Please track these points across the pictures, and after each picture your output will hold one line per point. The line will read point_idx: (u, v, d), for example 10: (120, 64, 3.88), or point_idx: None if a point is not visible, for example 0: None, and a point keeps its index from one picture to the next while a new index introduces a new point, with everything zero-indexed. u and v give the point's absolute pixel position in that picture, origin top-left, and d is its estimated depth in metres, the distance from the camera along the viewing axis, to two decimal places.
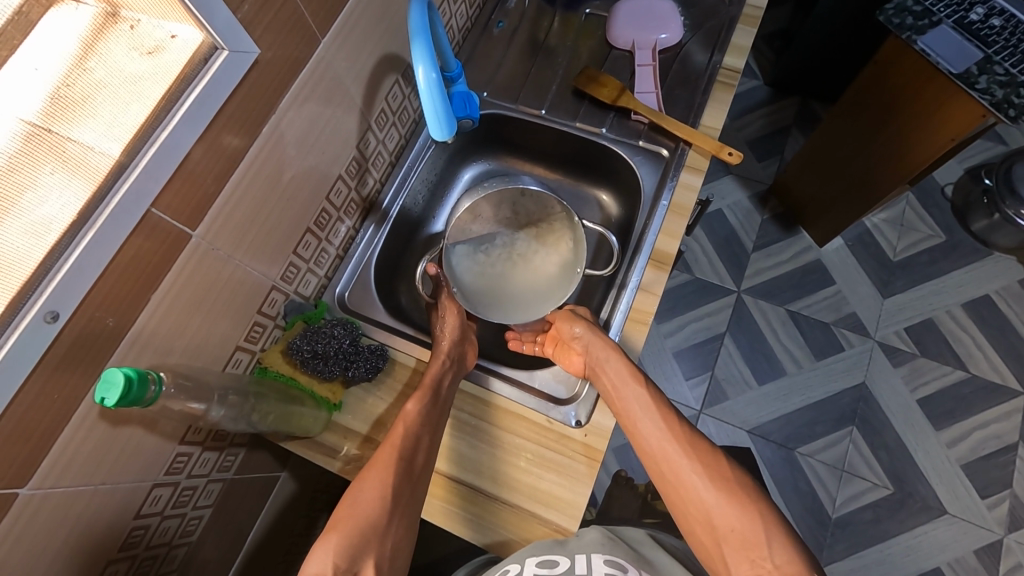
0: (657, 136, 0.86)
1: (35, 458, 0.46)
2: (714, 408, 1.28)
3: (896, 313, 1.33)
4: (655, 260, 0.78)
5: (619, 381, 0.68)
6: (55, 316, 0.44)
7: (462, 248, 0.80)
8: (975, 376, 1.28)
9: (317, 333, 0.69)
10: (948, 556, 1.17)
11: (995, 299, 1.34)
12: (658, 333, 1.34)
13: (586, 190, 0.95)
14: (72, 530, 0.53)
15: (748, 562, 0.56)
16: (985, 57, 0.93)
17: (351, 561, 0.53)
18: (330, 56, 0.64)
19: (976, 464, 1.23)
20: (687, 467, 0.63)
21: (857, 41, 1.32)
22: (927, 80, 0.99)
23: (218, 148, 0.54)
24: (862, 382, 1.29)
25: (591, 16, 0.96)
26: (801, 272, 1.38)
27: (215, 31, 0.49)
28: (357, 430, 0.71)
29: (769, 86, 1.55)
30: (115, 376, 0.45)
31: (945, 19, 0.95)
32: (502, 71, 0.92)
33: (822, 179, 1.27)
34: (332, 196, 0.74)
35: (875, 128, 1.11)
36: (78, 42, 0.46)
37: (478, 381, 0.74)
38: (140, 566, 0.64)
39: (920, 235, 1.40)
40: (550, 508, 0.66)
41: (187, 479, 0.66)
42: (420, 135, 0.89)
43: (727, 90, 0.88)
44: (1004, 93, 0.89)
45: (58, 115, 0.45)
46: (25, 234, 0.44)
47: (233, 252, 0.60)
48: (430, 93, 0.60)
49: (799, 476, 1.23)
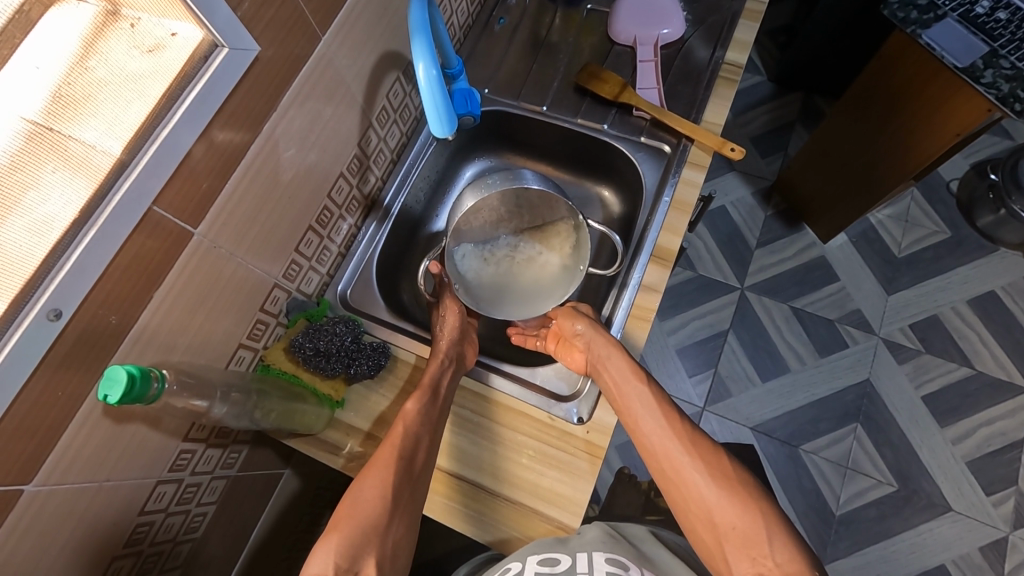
0: (659, 132, 0.86)
1: (38, 457, 0.46)
2: (717, 405, 1.27)
3: (901, 309, 1.33)
4: (657, 257, 0.78)
5: (620, 377, 0.68)
6: (57, 315, 0.44)
7: (465, 248, 0.80)
8: (981, 372, 1.28)
9: (319, 331, 0.69)
10: (953, 554, 1.16)
11: (1001, 295, 1.33)
12: (661, 330, 1.34)
13: (588, 187, 0.95)
14: (77, 528, 0.53)
15: (748, 560, 0.56)
16: (991, 50, 0.90)
17: (352, 561, 0.53)
18: (331, 53, 0.64)
19: (981, 462, 1.22)
20: (687, 463, 0.63)
21: (861, 35, 1.32)
22: (932, 75, 0.98)
23: (218, 145, 0.54)
24: (866, 379, 1.28)
25: (593, 13, 0.95)
26: (805, 269, 1.37)
27: (215, 28, 0.49)
28: (359, 427, 0.71)
29: (773, 81, 1.54)
30: (118, 373, 0.46)
31: (952, 11, 0.91)
32: (503, 68, 0.92)
33: (826, 174, 1.27)
34: (333, 194, 0.74)
35: (881, 123, 1.10)
36: (80, 40, 0.46)
37: (479, 378, 0.74)
38: (145, 562, 0.64)
39: (925, 231, 1.39)
40: (551, 505, 0.66)
41: (189, 477, 0.66)
42: (420, 133, 0.89)
43: (730, 86, 0.88)
44: (1010, 87, 0.88)
45: (60, 114, 0.45)
46: (28, 232, 0.44)
47: (235, 249, 0.60)
48: (430, 89, 0.60)
49: (803, 474, 1.23)
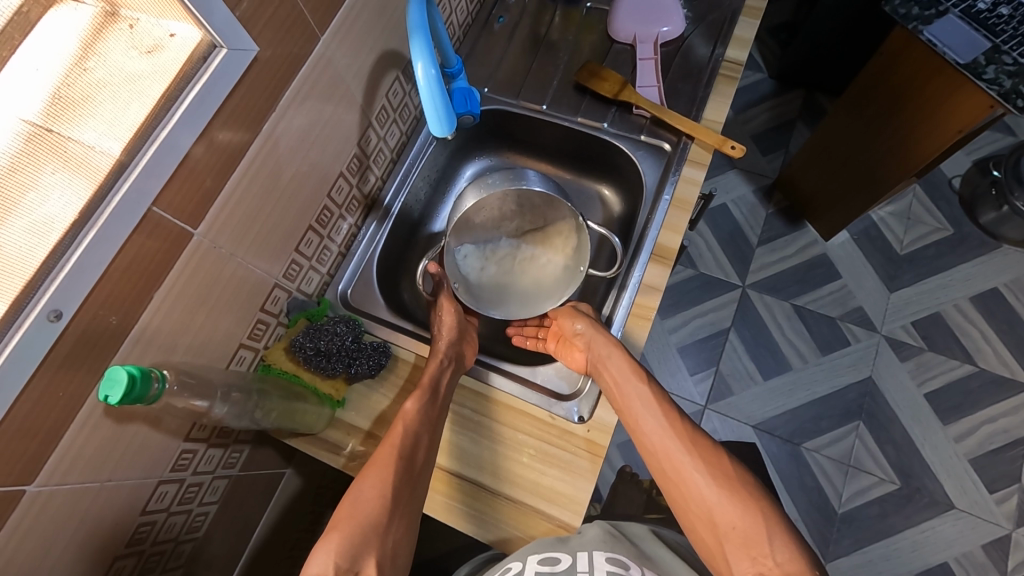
0: (659, 130, 0.85)
1: (39, 457, 0.47)
2: (718, 403, 1.27)
3: (903, 307, 1.32)
4: (657, 255, 0.78)
5: (620, 376, 0.68)
6: (58, 315, 0.45)
7: (466, 247, 0.80)
8: (983, 369, 1.27)
9: (319, 331, 0.69)
10: (956, 551, 1.16)
11: (1004, 292, 1.33)
12: (662, 328, 1.34)
13: (588, 185, 0.95)
14: (80, 528, 0.53)
15: (748, 559, 0.56)
16: (992, 47, 0.89)
17: (352, 561, 0.53)
18: (330, 52, 0.64)
19: (984, 459, 1.22)
20: (688, 463, 0.63)
21: (864, 32, 1.31)
22: (933, 72, 0.97)
23: (218, 145, 0.54)
24: (868, 376, 1.28)
25: (592, 11, 0.95)
26: (806, 267, 1.37)
27: (214, 29, 0.49)
28: (360, 426, 0.71)
29: (774, 79, 1.54)
30: (118, 374, 0.46)
31: (953, 7, 0.90)
32: (503, 68, 0.92)
33: (828, 171, 1.26)
34: (333, 194, 0.74)
35: (884, 120, 1.09)
36: (78, 41, 0.46)
37: (479, 376, 0.74)
38: (147, 561, 0.65)
39: (927, 228, 1.38)
40: (552, 504, 0.66)
41: (191, 477, 0.66)
42: (420, 133, 0.89)
43: (730, 83, 0.87)
44: (1013, 83, 0.87)
45: (59, 115, 0.45)
46: (28, 234, 0.44)
47: (236, 249, 0.60)
48: (429, 89, 0.60)
49: (805, 471, 1.22)
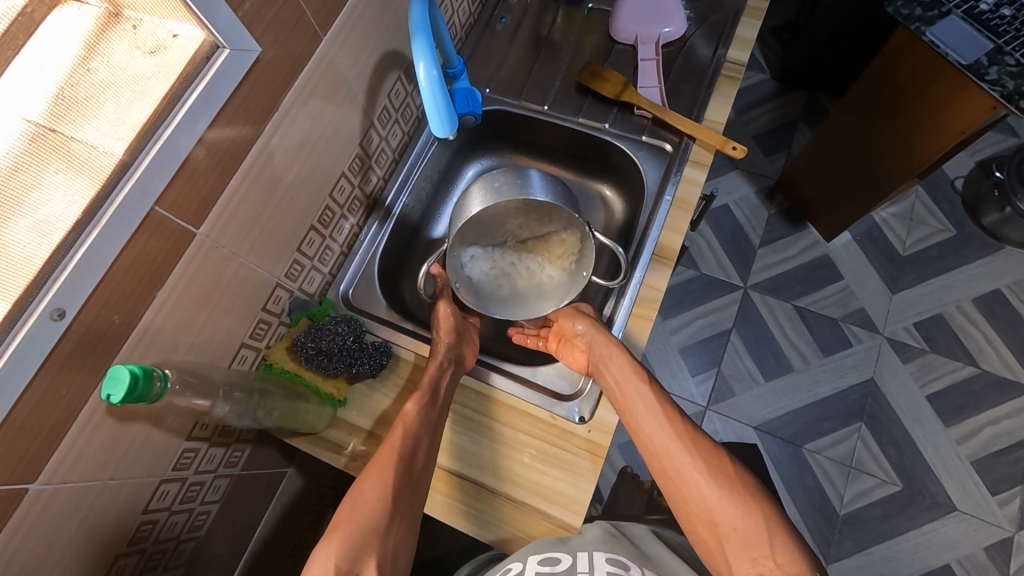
0: (661, 131, 0.85)
1: (42, 456, 0.47)
2: (720, 404, 1.27)
3: (906, 308, 1.32)
4: (658, 256, 0.78)
5: (621, 377, 0.68)
6: (60, 314, 0.45)
7: (473, 249, 0.81)
8: (986, 371, 1.27)
9: (321, 330, 0.69)
10: (958, 554, 1.16)
11: (1007, 293, 1.32)
12: (664, 329, 1.33)
13: (591, 185, 0.95)
14: (82, 527, 0.53)
15: (749, 560, 0.56)
16: (995, 47, 0.89)
17: (352, 562, 0.53)
18: (332, 53, 0.65)
19: (985, 462, 1.21)
20: (689, 464, 0.63)
21: (867, 31, 1.31)
22: (938, 71, 0.97)
23: (220, 145, 0.54)
24: (871, 377, 1.28)
25: (594, 11, 0.95)
26: (808, 268, 1.37)
27: (215, 29, 0.49)
28: (362, 425, 0.71)
29: (776, 79, 1.54)
30: (121, 373, 0.46)
31: (956, 8, 0.91)
32: (505, 68, 0.92)
33: (830, 170, 1.26)
34: (336, 193, 0.74)
35: (886, 118, 1.09)
36: (82, 43, 0.46)
37: (479, 377, 0.74)
38: (149, 560, 0.65)
39: (930, 229, 1.38)
40: (554, 504, 0.66)
41: (193, 475, 0.66)
42: (422, 133, 0.89)
43: (732, 84, 0.88)
44: (1016, 84, 0.87)
45: (62, 115, 0.46)
46: (31, 233, 0.45)
47: (238, 249, 0.60)
48: (431, 89, 0.60)
49: (807, 473, 1.22)
